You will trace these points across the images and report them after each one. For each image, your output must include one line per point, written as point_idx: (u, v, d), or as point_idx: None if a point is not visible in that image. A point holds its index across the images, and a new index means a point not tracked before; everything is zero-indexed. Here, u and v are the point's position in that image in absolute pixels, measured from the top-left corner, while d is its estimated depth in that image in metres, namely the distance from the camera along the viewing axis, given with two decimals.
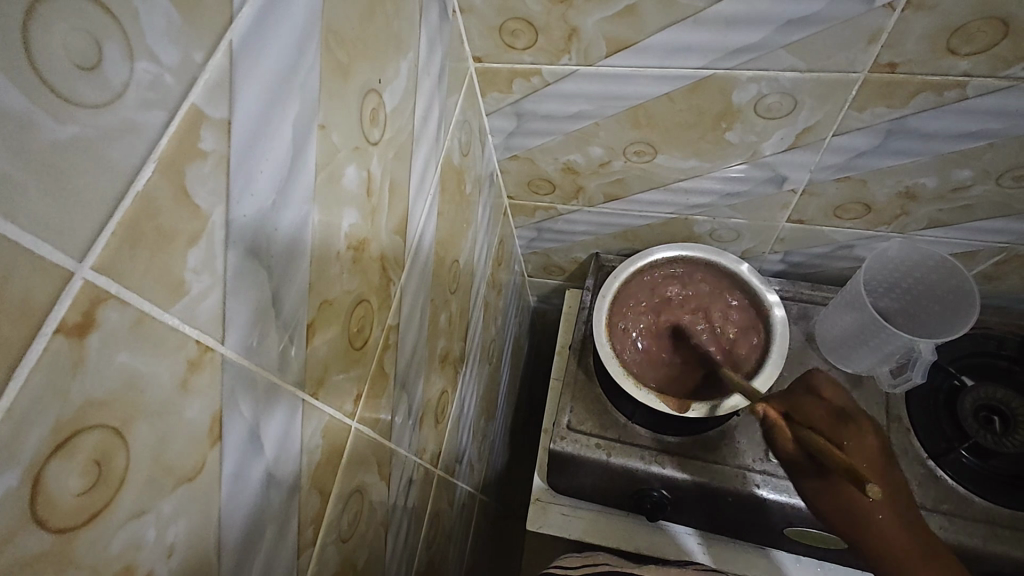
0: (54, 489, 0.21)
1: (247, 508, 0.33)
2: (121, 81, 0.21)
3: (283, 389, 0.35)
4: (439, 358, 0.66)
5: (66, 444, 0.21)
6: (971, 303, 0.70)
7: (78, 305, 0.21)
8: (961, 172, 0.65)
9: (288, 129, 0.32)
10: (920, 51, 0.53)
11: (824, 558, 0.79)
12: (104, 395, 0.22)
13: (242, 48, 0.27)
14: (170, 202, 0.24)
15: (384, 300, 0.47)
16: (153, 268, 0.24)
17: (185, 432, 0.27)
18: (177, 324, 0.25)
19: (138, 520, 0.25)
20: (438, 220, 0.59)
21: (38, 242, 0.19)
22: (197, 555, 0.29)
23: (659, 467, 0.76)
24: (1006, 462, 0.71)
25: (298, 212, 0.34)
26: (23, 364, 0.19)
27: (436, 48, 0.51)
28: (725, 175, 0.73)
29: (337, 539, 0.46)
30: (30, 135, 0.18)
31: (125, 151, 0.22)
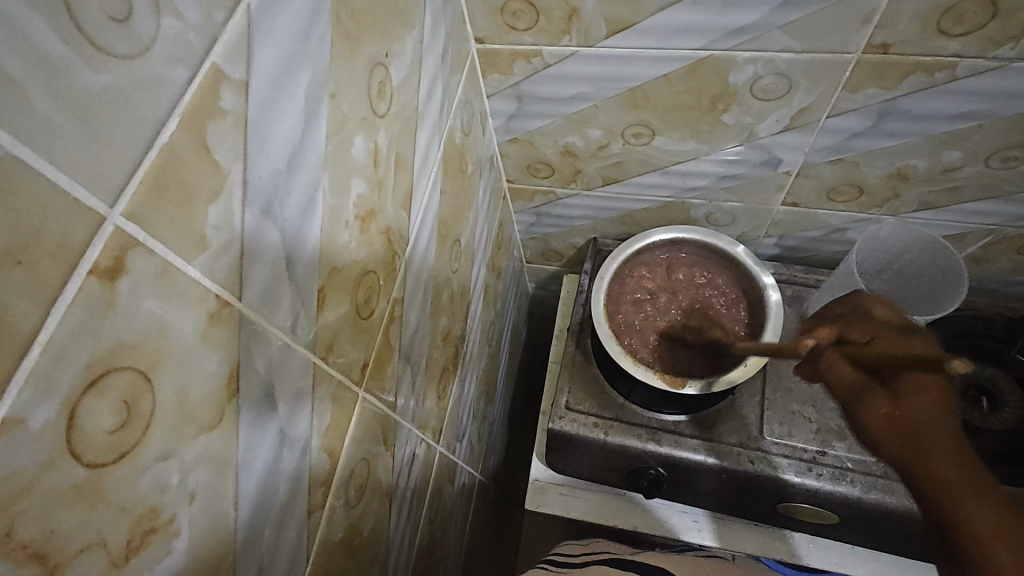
0: (88, 425, 0.22)
1: (261, 465, 0.34)
2: (149, 35, 0.22)
3: (295, 352, 0.36)
4: (441, 337, 0.67)
5: (98, 383, 0.22)
6: (960, 280, 0.72)
7: (109, 250, 0.21)
8: (952, 153, 0.67)
9: (301, 96, 0.32)
10: (912, 32, 0.54)
11: (817, 534, 0.81)
12: (132, 339, 0.23)
13: (259, 12, 0.28)
14: (193, 156, 0.25)
15: (389, 272, 0.48)
16: (177, 220, 0.25)
17: (204, 384, 0.28)
18: (198, 277, 0.26)
19: (162, 464, 0.26)
20: (440, 198, 0.60)
21: (73, 184, 0.20)
22: (216, 504, 0.30)
23: (656, 445, 0.77)
24: (990, 439, 0.73)
25: (309, 180, 0.35)
26: (61, 301, 0.20)
27: (440, 28, 0.52)
28: (721, 157, 0.74)
29: (346, 504, 0.47)
30: (68, 79, 0.19)
31: (152, 104, 0.23)
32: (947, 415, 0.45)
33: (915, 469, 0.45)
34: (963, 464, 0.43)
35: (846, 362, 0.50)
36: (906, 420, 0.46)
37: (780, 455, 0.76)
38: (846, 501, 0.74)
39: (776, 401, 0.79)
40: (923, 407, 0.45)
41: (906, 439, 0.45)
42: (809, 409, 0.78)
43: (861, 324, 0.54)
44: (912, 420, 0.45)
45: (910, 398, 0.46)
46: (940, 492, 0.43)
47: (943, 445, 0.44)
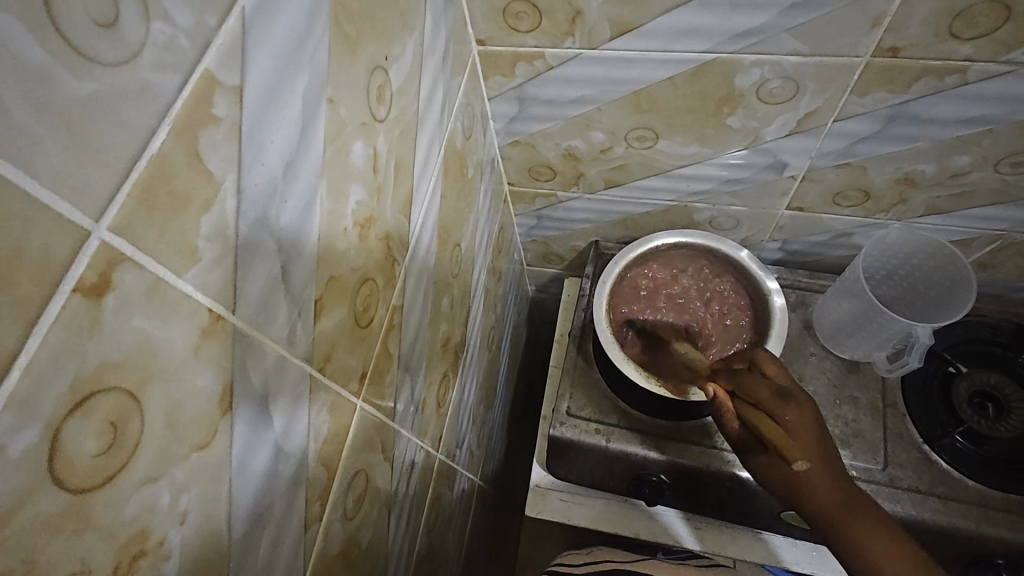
0: (72, 449, 0.21)
1: (255, 483, 0.33)
2: (137, 40, 0.21)
3: (292, 364, 0.35)
4: (441, 343, 0.66)
5: (83, 405, 0.21)
6: (968, 289, 0.71)
7: (95, 266, 0.20)
8: (960, 158, 0.66)
9: (298, 101, 0.31)
10: (922, 35, 0.53)
11: (820, 542, 0.80)
12: (119, 358, 0.22)
13: (254, 15, 0.27)
14: (184, 166, 0.24)
15: (389, 280, 0.47)
16: (168, 233, 0.24)
17: (196, 401, 0.27)
18: (190, 291, 0.25)
19: (151, 486, 0.25)
20: (441, 203, 0.59)
21: (55, 198, 0.19)
22: (208, 524, 0.29)
23: (658, 452, 0.76)
24: (998, 447, 0.72)
25: (306, 188, 0.34)
26: (42, 321, 0.19)
27: (441, 30, 0.51)
28: (725, 161, 0.73)
29: (343, 517, 0.46)
30: (50, 89, 0.18)
31: (141, 112, 0.22)
32: (822, 476, 0.60)
33: (807, 510, 0.62)
34: (841, 503, 0.61)
35: (733, 420, 0.64)
36: (781, 476, 0.61)
37: None
38: None
39: None
40: (790, 473, 0.61)
41: (790, 491, 0.61)
42: None
43: (757, 385, 0.63)
44: (798, 484, 0.60)
45: (791, 467, 0.60)
46: (838, 525, 0.60)
47: (823, 493, 0.60)
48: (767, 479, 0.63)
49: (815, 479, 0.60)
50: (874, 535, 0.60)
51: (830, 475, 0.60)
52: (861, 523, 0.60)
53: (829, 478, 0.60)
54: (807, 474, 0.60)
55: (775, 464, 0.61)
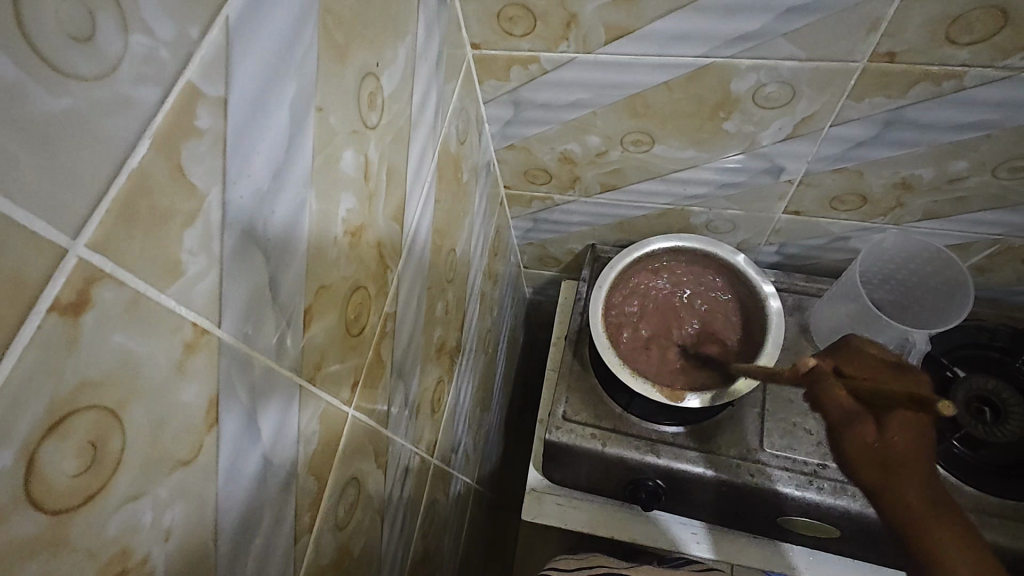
0: (49, 470, 0.20)
1: (243, 496, 0.33)
2: (116, 54, 0.21)
3: (280, 375, 0.34)
4: (436, 348, 0.66)
5: (60, 426, 0.20)
6: (966, 295, 0.71)
7: (73, 284, 0.20)
8: (957, 163, 0.65)
9: (286, 111, 0.31)
10: (919, 40, 0.53)
11: (816, 547, 0.80)
12: (98, 376, 0.22)
13: (238, 25, 0.26)
14: (166, 180, 0.24)
15: (381, 287, 0.47)
16: (149, 248, 0.23)
17: (180, 417, 0.26)
18: (173, 306, 0.25)
19: (134, 503, 0.24)
20: (435, 208, 0.58)
21: (31, 217, 0.19)
22: (193, 540, 0.29)
23: (654, 457, 0.76)
24: (995, 451, 0.72)
25: (295, 197, 0.33)
26: (17, 342, 0.19)
27: (434, 34, 0.51)
28: (722, 165, 0.73)
29: (335, 526, 0.46)
30: (23, 107, 0.18)
31: (120, 127, 0.21)
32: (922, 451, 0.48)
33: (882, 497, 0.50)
34: (926, 498, 0.49)
35: (842, 391, 0.51)
36: (883, 452, 0.48)
37: (779, 468, 0.74)
38: (847, 515, 0.72)
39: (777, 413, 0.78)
40: (909, 442, 0.48)
41: (884, 473, 0.49)
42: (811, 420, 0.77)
43: (859, 355, 0.56)
44: (893, 455, 0.48)
45: (898, 436, 0.48)
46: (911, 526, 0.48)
47: (915, 482, 0.48)
48: (856, 457, 0.50)
49: (916, 463, 0.48)
50: (950, 529, 0.47)
51: (928, 466, 0.49)
52: (946, 532, 0.47)
53: (925, 471, 0.49)
54: (914, 442, 0.48)
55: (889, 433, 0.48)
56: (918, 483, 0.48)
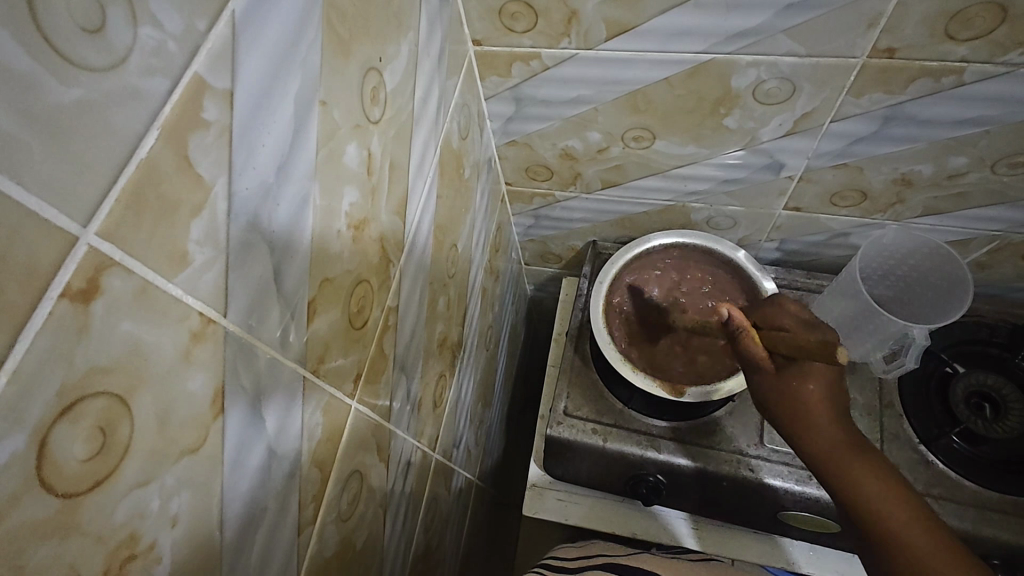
0: (60, 454, 0.21)
1: (248, 486, 0.33)
2: (125, 46, 0.21)
3: (284, 366, 0.35)
4: (438, 343, 0.66)
5: (71, 410, 0.21)
6: (965, 289, 0.70)
7: (83, 271, 0.20)
8: (957, 159, 0.66)
9: (290, 103, 0.31)
10: (919, 36, 0.53)
11: (816, 541, 0.81)
12: (107, 363, 0.22)
13: (244, 19, 0.27)
14: (174, 170, 0.24)
15: (384, 281, 0.48)
16: (157, 238, 0.24)
17: (187, 405, 0.27)
18: (180, 295, 0.25)
19: (142, 489, 0.25)
20: (437, 203, 0.59)
21: (43, 205, 0.19)
22: (199, 528, 0.29)
23: (655, 452, 0.77)
24: (995, 448, 0.73)
25: (299, 189, 0.34)
26: (30, 328, 0.19)
27: (436, 29, 0.51)
28: (722, 161, 0.73)
29: (337, 518, 0.46)
30: (35, 96, 0.18)
31: (129, 118, 0.22)
32: (825, 381, 0.57)
33: (802, 435, 0.58)
34: (843, 445, 0.56)
35: (761, 348, 0.57)
36: (795, 399, 0.57)
37: (780, 463, 0.75)
38: None
39: None
40: (791, 383, 0.57)
41: (797, 415, 0.57)
42: None
43: (780, 313, 0.61)
44: (799, 398, 0.57)
45: (796, 386, 0.57)
46: (833, 473, 0.56)
47: (827, 428, 0.57)
48: (778, 398, 0.58)
49: (822, 415, 0.57)
50: (888, 496, 0.52)
51: (837, 413, 0.58)
52: (872, 482, 0.54)
53: (835, 416, 0.58)
54: (819, 399, 0.57)
55: (797, 384, 0.57)
56: (826, 415, 0.57)
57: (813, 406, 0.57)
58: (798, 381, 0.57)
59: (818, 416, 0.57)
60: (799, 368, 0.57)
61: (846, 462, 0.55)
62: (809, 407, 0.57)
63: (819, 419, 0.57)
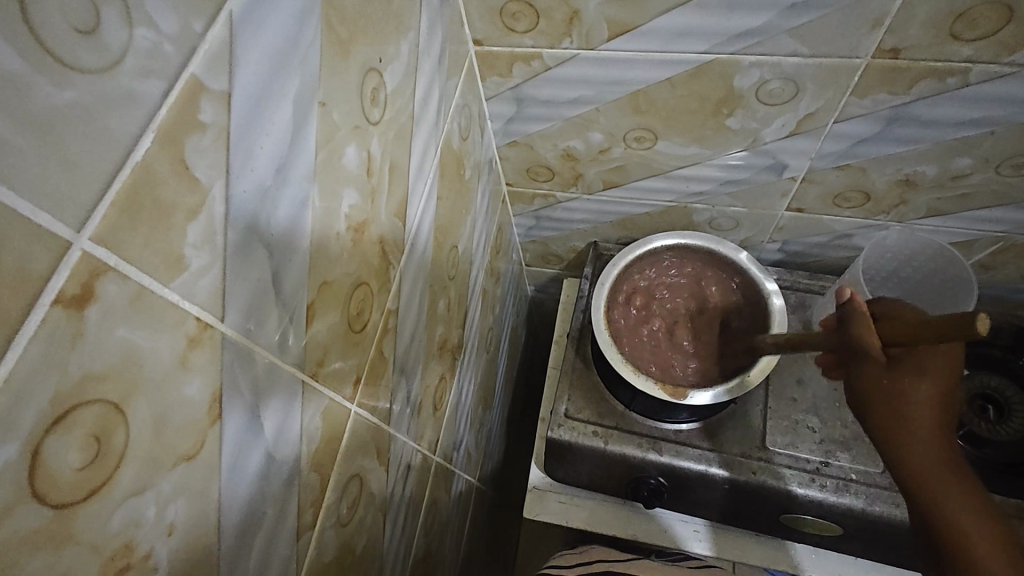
0: (54, 464, 0.20)
1: (246, 493, 0.33)
2: (119, 47, 0.21)
3: (283, 371, 0.34)
4: (438, 345, 0.66)
5: (64, 419, 0.20)
6: (970, 289, 0.70)
7: (76, 278, 0.20)
8: (961, 160, 0.65)
9: (288, 105, 0.31)
10: (924, 36, 0.53)
11: (819, 545, 0.80)
12: (102, 370, 0.22)
13: (242, 19, 0.26)
14: (170, 173, 0.24)
15: (383, 284, 0.47)
16: (153, 243, 0.23)
17: (183, 411, 0.26)
18: (176, 300, 0.25)
19: (137, 498, 0.24)
20: (437, 205, 0.58)
21: (35, 210, 0.19)
22: (196, 536, 0.29)
23: (656, 454, 0.76)
24: (999, 450, 0.72)
25: (297, 191, 0.33)
26: (22, 335, 0.19)
27: (437, 29, 0.51)
28: (725, 162, 0.72)
29: (337, 523, 0.46)
30: (25, 99, 0.18)
31: (124, 120, 0.21)
32: (945, 392, 0.54)
33: (896, 442, 0.55)
34: (942, 463, 0.53)
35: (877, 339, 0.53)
36: (906, 401, 0.54)
37: (781, 466, 0.74)
38: (850, 513, 0.72)
39: (779, 411, 0.78)
40: (920, 392, 0.54)
41: (898, 421, 0.54)
42: (813, 418, 0.78)
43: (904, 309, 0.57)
44: (905, 406, 0.54)
45: (911, 388, 0.54)
46: (922, 486, 0.53)
47: (928, 437, 0.54)
48: (879, 400, 0.55)
49: (927, 424, 0.54)
50: (974, 517, 0.51)
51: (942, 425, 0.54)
52: (962, 500, 0.52)
53: (940, 428, 0.54)
54: (929, 407, 0.54)
55: (911, 382, 0.53)
56: (935, 428, 0.54)
57: (920, 418, 0.54)
58: (915, 386, 0.53)
59: (927, 427, 0.54)
60: (915, 367, 0.53)
61: (944, 478, 0.53)
62: (914, 417, 0.54)
63: (925, 432, 0.54)
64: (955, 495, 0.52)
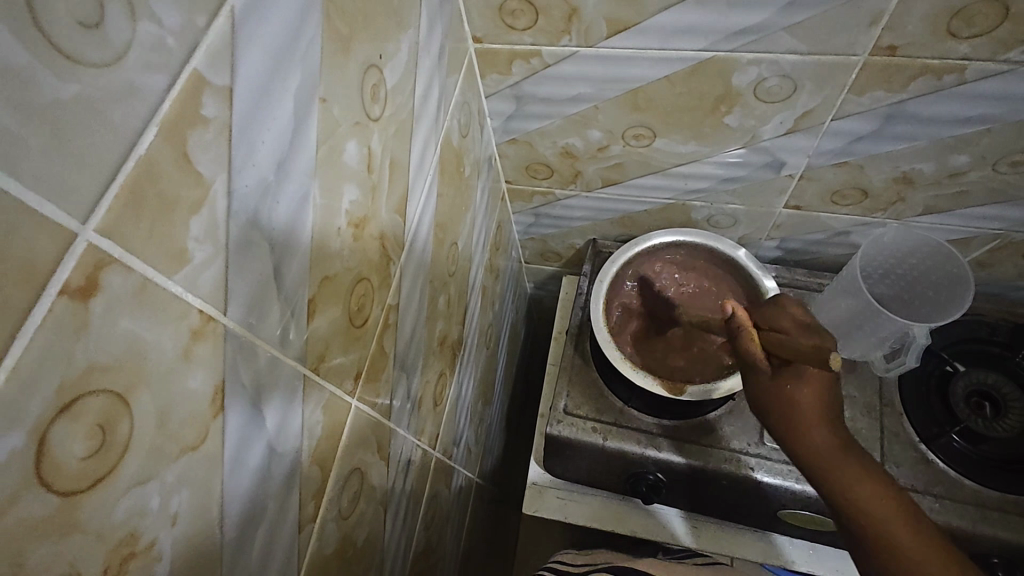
0: (60, 452, 0.21)
1: (247, 485, 0.33)
2: (123, 41, 0.21)
3: (284, 365, 0.35)
4: (438, 341, 0.66)
5: (70, 408, 0.21)
6: (966, 287, 0.70)
7: (82, 269, 0.20)
8: (958, 158, 0.66)
9: (290, 101, 0.31)
10: (920, 34, 0.53)
11: (817, 540, 0.81)
12: (107, 360, 0.22)
13: (243, 15, 0.27)
14: (172, 167, 0.24)
15: (384, 279, 0.47)
16: (157, 235, 0.23)
17: (186, 403, 0.27)
18: (180, 293, 0.25)
19: (141, 487, 0.25)
20: (437, 202, 0.58)
21: (42, 202, 0.19)
22: (197, 527, 0.29)
23: (654, 450, 0.76)
24: (997, 446, 0.73)
25: (299, 187, 0.33)
26: (30, 323, 0.19)
27: (437, 26, 0.51)
28: (723, 159, 0.73)
29: (338, 516, 0.46)
30: (33, 92, 0.18)
31: (128, 114, 0.21)
32: (827, 390, 0.53)
33: (798, 445, 0.54)
34: (844, 457, 0.52)
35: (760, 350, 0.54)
36: (796, 408, 0.53)
37: (779, 461, 0.75)
38: None
39: None
40: (808, 394, 0.53)
41: (793, 426, 0.53)
42: None
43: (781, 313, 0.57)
44: (798, 407, 0.53)
45: (797, 394, 0.53)
46: (829, 483, 0.52)
47: (824, 436, 0.53)
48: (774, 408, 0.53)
49: (818, 424, 0.53)
50: (886, 509, 0.50)
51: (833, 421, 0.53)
52: (874, 494, 0.50)
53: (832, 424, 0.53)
54: (815, 406, 0.53)
55: (788, 388, 0.53)
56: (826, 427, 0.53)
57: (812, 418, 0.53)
58: (801, 387, 0.53)
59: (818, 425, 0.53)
60: (794, 373, 0.52)
61: (847, 474, 0.51)
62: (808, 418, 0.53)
63: (818, 432, 0.53)
64: (868, 489, 0.51)
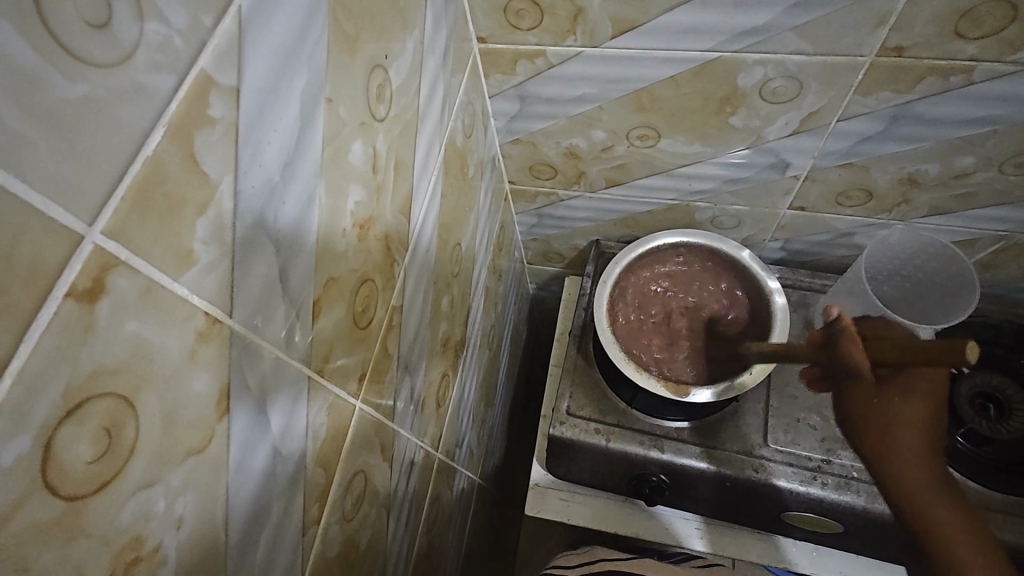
0: (66, 457, 0.21)
1: (252, 488, 0.33)
2: (130, 41, 0.21)
3: (289, 367, 0.34)
4: (441, 342, 0.66)
5: (75, 412, 0.21)
6: (971, 289, 0.71)
7: (87, 271, 0.20)
8: (964, 159, 0.65)
9: (296, 101, 0.31)
10: (928, 34, 0.53)
11: (820, 542, 0.81)
12: (113, 363, 0.22)
13: (250, 15, 0.26)
14: (179, 168, 0.24)
15: (388, 280, 0.47)
16: (163, 237, 0.23)
17: (192, 406, 0.26)
18: (185, 295, 0.25)
19: (146, 492, 0.25)
20: (441, 203, 0.58)
21: (48, 203, 0.19)
22: (203, 530, 0.29)
23: (658, 451, 0.76)
24: (1001, 448, 0.72)
25: (305, 188, 0.33)
26: (36, 326, 0.19)
27: (442, 26, 0.51)
28: (728, 160, 0.72)
29: (341, 518, 0.46)
30: (40, 92, 0.18)
31: (135, 114, 0.21)
32: (928, 409, 0.55)
33: (881, 453, 0.56)
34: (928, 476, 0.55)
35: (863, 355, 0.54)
36: (888, 420, 0.55)
37: (783, 463, 0.75)
38: (851, 511, 0.72)
39: (780, 409, 0.78)
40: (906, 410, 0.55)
41: (882, 432, 0.55)
42: (815, 416, 0.77)
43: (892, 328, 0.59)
44: (896, 418, 0.55)
45: (894, 406, 0.55)
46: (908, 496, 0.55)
47: (911, 450, 0.55)
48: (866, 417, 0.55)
49: (912, 440, 0.55)
50: (957, 527, 0.53)
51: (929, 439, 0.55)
52: (945, 510, 0.53)
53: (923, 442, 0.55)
54: (914, 422, 0.55)
55: (894, 405, 0.55)
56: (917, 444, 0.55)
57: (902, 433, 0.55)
58: (899, 403, 0.54)
59: (912, 443, 0.55)
60: (902, 388, 0.55)
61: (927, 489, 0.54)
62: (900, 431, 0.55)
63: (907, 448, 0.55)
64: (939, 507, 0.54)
